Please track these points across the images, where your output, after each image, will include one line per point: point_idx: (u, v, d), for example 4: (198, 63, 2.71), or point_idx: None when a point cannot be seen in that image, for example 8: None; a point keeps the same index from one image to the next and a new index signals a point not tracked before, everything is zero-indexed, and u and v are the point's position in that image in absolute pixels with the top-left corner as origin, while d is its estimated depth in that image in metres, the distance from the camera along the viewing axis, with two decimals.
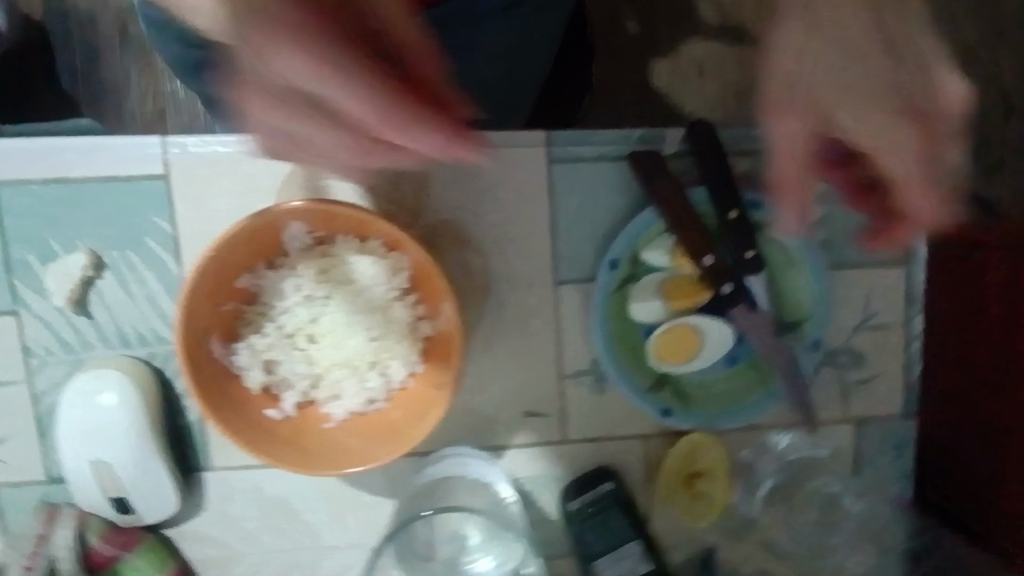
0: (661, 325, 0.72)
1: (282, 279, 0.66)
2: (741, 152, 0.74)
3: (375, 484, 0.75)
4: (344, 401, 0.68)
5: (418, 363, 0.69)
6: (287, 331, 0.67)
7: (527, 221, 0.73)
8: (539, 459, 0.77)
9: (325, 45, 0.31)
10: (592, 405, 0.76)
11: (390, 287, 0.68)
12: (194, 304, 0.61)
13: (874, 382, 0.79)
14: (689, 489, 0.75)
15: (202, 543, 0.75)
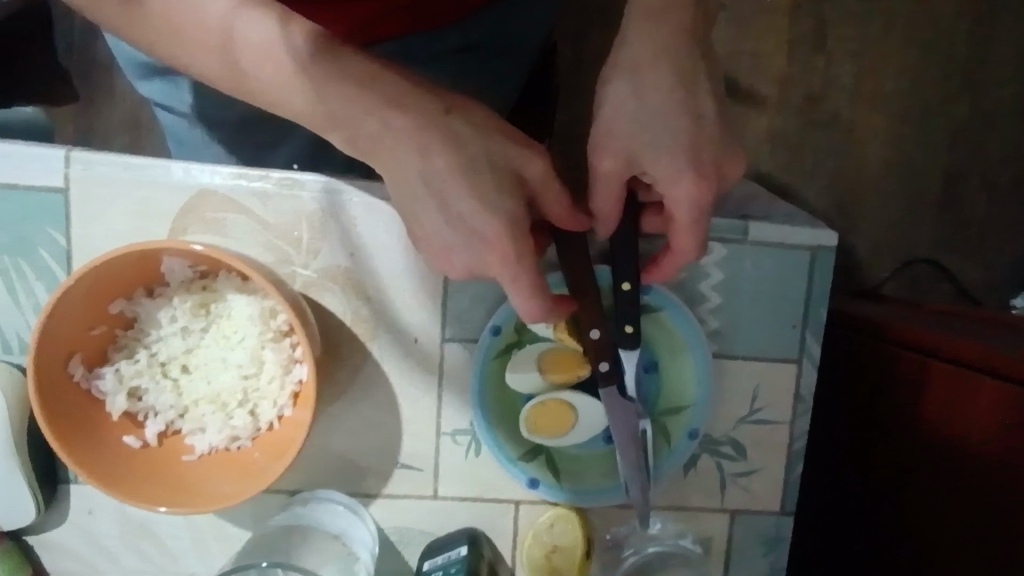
0: (537, 397, 0.72)
1: (157, 309, 0.66)
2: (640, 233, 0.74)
3: (240, 516, 0.75)
4: (207, 436, 0.68)
5: (287, 407, 0.68)
6: (159, 360, 0.67)
7: (421, 275, 0.73)
8: (409, 512, 0.76)
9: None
10: (467, 465, 0.76)
11: (265, 329, 0.67)
12: (54, 329, 0.61)
13: (754, 475, 0.78)
14: (547, 561, 0.75)
15: (61, 553, 0.75)
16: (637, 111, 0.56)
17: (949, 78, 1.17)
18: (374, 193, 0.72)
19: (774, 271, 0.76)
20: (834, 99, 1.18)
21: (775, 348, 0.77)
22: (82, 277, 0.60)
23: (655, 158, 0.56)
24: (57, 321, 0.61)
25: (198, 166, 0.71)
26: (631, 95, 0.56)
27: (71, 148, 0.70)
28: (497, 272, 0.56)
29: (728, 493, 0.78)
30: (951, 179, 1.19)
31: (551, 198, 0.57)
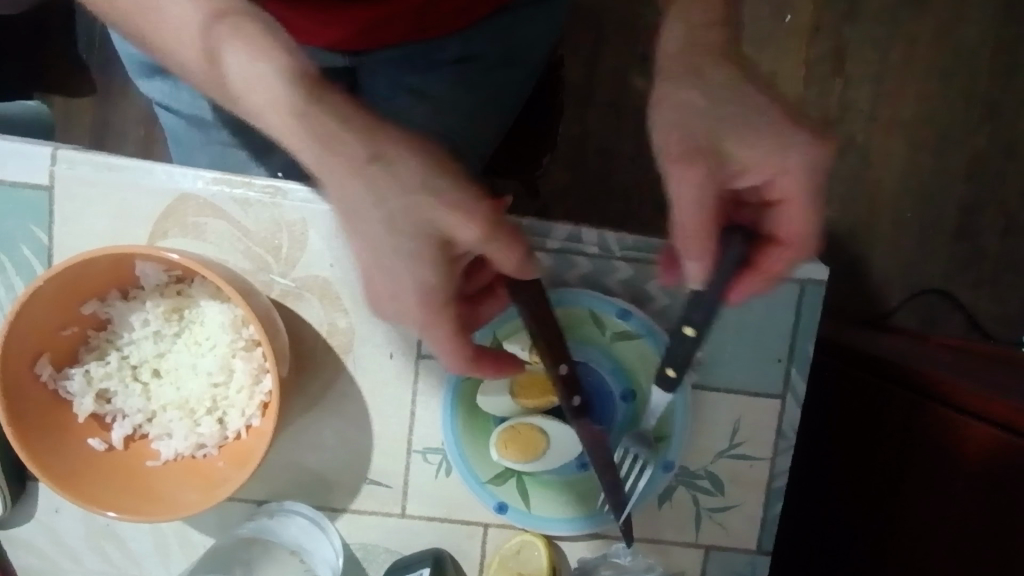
0: (509, 419, 0.71)
1: (129, 312, 0.66)
2: (623, 258, 0.72)
3: (206, 522, 0.75)
4: (172, 442, 0.67)
5: (254, 417, 0.67)
6: (130, 363, 0.67)
7: None
8: (374, 529, 0.75)
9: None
10: (436, 485, 0.75)
11: (235, 338, 0.67)
12: (20, 329, 0.61)
13: (730, 511, 0.76)
14: None
15: (27, 549, 0.75)
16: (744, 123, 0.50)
17: (971, 109, 1.14)
18: None
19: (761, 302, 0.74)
20: (850, 125, 1.15)
21: (759, 383, 0.75)
22: (48, 278, 0.60)
23: (746, 143, 0.50)
24: (19, 326, 0.61)
25: (178, 170, 0.71)
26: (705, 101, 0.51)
27: (57, 147, 0.71)
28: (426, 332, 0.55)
29: (703, 528, 0.76)
30: (968, 212, 1.16)
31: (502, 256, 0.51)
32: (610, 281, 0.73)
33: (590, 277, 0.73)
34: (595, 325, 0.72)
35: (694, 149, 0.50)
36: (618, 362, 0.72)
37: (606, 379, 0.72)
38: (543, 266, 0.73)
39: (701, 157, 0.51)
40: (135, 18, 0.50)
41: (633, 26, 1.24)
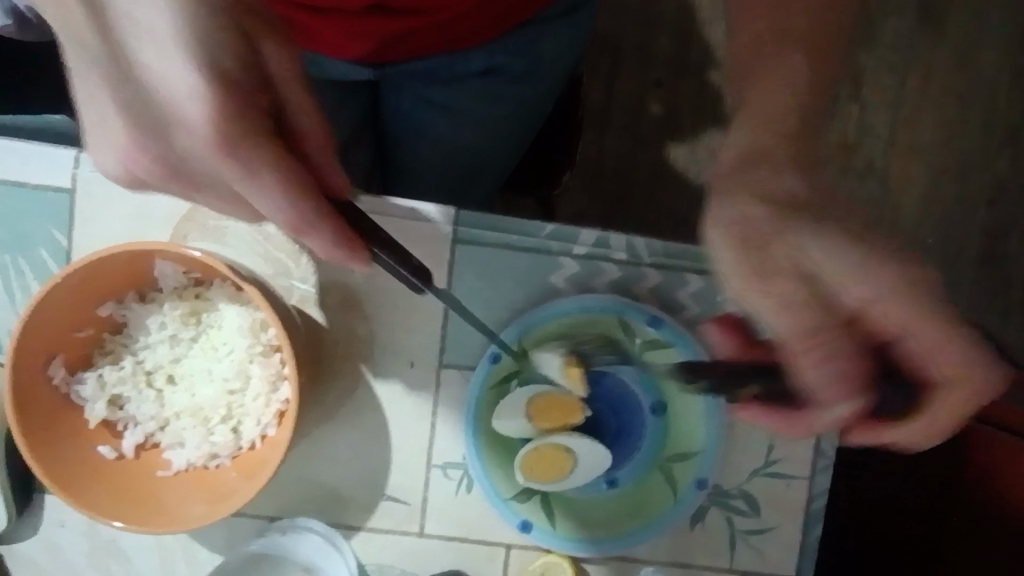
0: (530, 443, 0.68)
1: (146, 314, 0.64)
2: (655, 265, 0.70)
3: (215, 539, 0.71)
4: (185, 451, 0.65)
5: (270, 425, 0.65)
6: (144, 368, 0.65)
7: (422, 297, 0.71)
8: (390, 549, 0.72)
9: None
10: (457, 502, 0.71)
11: (254, 342, 0.65)
12: (29, 330, 0.59)
13: (766, 534, 0.72)
14: None
15: (28, 567, 0.72)
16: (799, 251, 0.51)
17: (994, 132, 1.20)
18: (378, 207, 0.69)
19: None
20: (869, 150, 1.20)
21: None
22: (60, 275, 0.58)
23: (775, 295, 0.52)
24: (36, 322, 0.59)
25: None
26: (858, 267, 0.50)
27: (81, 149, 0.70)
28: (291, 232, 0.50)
29: (737, 551, 0.72)
30: (991, 236, 1.20)
31: (296, 105, 0.49)
32: (640, 289, 0.70)
33: (619, 284, 0.70)
34: (624, 334, 0.69)
35: (777, 253, 0.51)
36: (647, 373, 0.69)
37: (635, 390, 0.69)
38: (571, 272, 0.70)
39: (765, 287, 0.52)
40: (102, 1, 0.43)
41: (652, 46, 1.24)
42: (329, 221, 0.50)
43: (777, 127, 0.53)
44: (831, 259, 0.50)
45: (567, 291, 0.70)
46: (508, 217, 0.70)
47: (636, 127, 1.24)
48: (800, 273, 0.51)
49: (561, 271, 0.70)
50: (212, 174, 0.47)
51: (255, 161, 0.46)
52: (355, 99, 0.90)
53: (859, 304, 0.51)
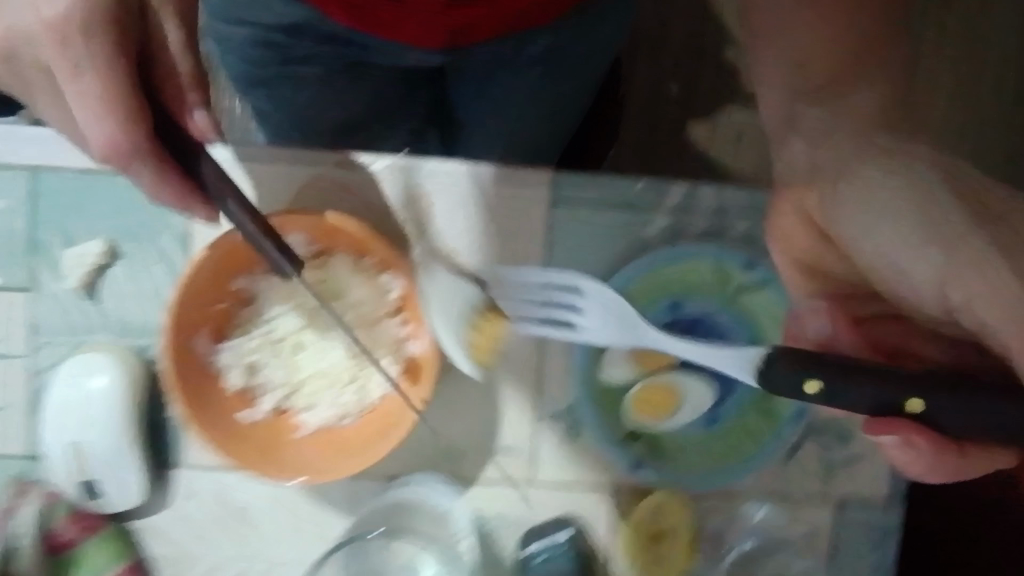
0: (636, 384, 0.73)
1: (276, 284, 0.69)
2: (740, 214, 0.74)
3: (339, 500, 0.75)
4: (318, 412, 0.70)
5: (396, 383, 0.70)
6: (276, 336, 0.69)
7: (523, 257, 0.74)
8: (507, 501, 0.74)
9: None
10: (566, 451, 0.74)
11: (379, 306, 0.70)
12: (185, 299, 0.65)
13: (859, 464, 0.76)
14: (650, 550, 0.74)
15: (159, 542, 0.74)
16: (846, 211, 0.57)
17: None
18: (480, 173, 0.73)
19: None
20: None
21: None
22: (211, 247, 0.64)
23: (870, 236, 0.55)
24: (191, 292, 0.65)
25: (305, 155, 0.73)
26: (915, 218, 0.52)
27: None
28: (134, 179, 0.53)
29: (832, 480, 0.76)
30: None
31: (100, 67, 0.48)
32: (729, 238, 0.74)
33: (709, 233, 0.74)
34: (718, 279, 0.73)
35: (843, 192, 0.57)
36: (742, 316, 0.73)
37: (732, 333, 0.73)
38: (663, 225, 0.75)
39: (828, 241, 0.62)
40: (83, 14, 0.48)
41: None
42: (145, 156, 0.51)
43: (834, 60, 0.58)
44: (882, 228, 0.54)
45: (659, 244, 0.75)
46: (601, 176, 0.75)
47: (662, 95, 1.16)
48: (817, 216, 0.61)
49: (654, 225, 0.75)
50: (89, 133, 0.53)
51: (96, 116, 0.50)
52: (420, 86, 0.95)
53: (922, 284, 0.52)
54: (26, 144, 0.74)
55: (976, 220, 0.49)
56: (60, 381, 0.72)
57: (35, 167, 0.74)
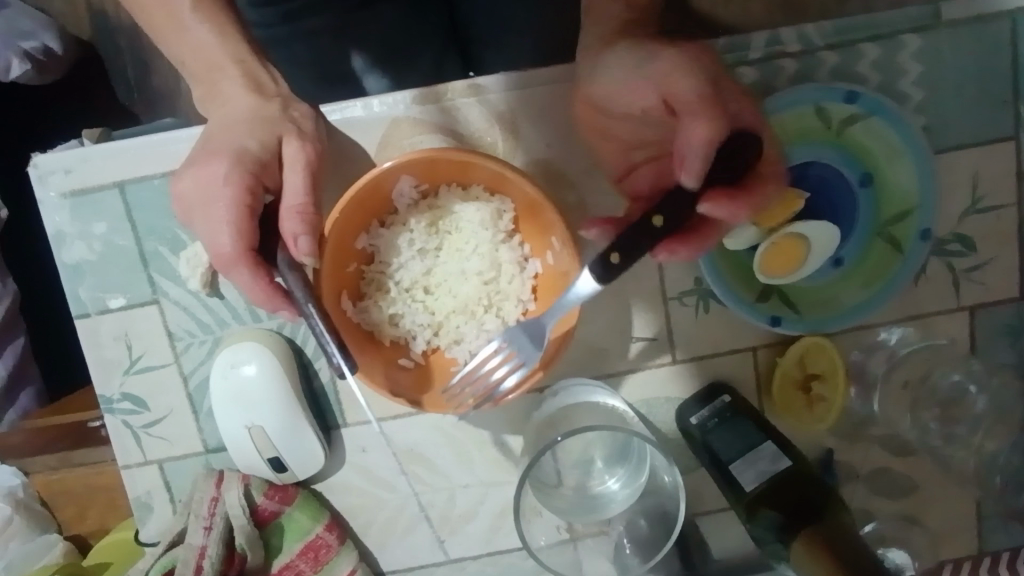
0: (764, 244, 0.71)
1: (394, 236, 0.70)
2: (830, 47, 0.72)
3: (497, 422, 0.79)
4: (466, 344, 0.71)
5: (530, 301, 0.71)
6: (403, 284, 0.71)
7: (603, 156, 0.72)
8: (654, 383, 0.79)
9: (246, 213, 0.60)
10: (699, 324, 0.78)
11: (496, 231, 0.70)
12: (326, 272, 0.66)
13: (985, 268, 0.77)
14: (806, 394, 0.78)
15: (347, 492, 0.81)
16: (604, 78, 0.67)
17: None
18: (556, 76, 0.72)
19: (975, 52, 0.72)
20: None
21: (990, 128, 0.74)
22: (337, 213, 0.64)
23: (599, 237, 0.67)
24: (325, 273, 0.66)
25: (387, 98, 0.72)
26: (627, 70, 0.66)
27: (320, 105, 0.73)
28: (275, 298, 0.61)
29: (962, 291, 0.77)
30: None
31: (227, 228, 0.59)
32: (822, 74, 0.72)
33: (801, 76, 0.73)
34: (821, 119, 0.72)
35: (595, 139, 0.72)
36: (848, 150, 0.73)
37: (840, 172, 0.73)
38: (752, 79, 0.72)
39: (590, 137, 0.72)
40: (237, 223, 0.59)
41: None
42: (242, 263, 0.60)
43: (589, 115, 0.71)
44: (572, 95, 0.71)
45: (753, 98, 0.73)
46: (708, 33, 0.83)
47: None
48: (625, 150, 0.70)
49: (742, 81, 0.72)
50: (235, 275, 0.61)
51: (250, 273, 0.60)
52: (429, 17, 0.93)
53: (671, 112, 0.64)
54: (100, 159, 0.73)
55: (605, 134, 0.71)
56: (214, 378, 0.75)
57: (117, 182, 0.74)
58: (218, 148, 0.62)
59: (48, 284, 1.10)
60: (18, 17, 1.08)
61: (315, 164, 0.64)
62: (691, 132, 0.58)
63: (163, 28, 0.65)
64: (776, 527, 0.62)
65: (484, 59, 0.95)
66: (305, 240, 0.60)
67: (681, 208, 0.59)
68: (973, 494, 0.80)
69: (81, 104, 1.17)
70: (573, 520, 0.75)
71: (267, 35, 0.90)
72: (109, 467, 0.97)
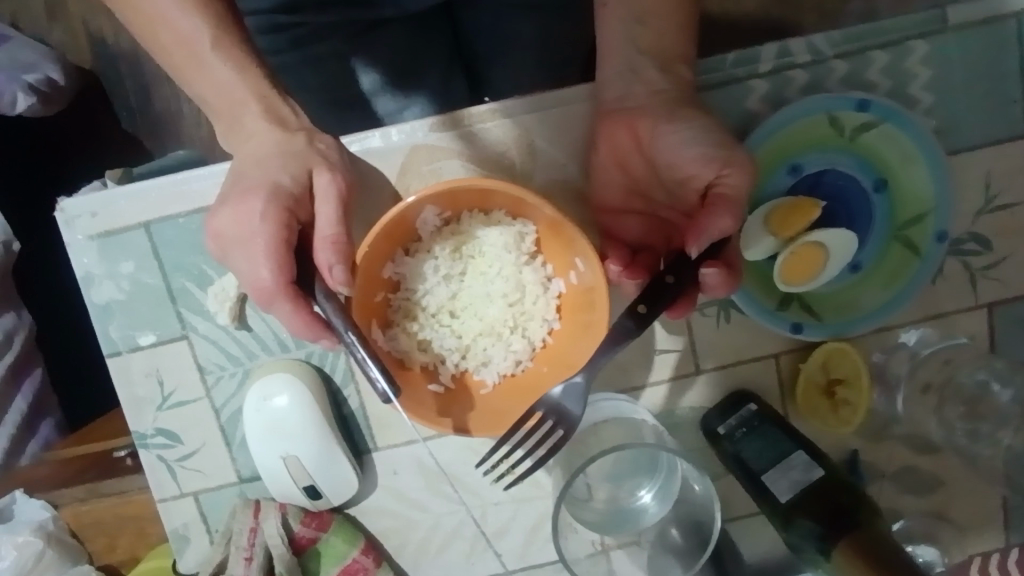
0: (783, 253, 0.72)
1: (419, 263, 0.71)
2: (840, 55, 0.73)
3: None
4: (494, 366, 0.73)
5: (555, 320, 0.73)
6: (430, 309, 0.72)
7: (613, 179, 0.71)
8: (679, 394, 0.80)
9: (285, 244, 0.61)
10: (720, 333, 0.79)
11: (519, 253, 0.71)
12: (357, 302, 0.67)
13: (1002, 265, 0.78)
14: (830, 398, 0.79)
15: (380, 514, 0.82)
16: (666, 139, 0.64)
17: None
18: (570, 98, 0.73)
19: (982, 53, 0.73)
20: None
21: (1000, 128, 0.75)
22: (366, 245, 0.65)
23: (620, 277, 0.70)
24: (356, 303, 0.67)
25: (405, 126, 0.73)
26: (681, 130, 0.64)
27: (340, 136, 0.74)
28: (314, 326, 0.62)
29: (980, 288, 0.78)
30: None
31: (267, 262, 0.60)
32: (832, 82, 0.74)
33: (812, 85, 0.74)
34: (834, 128, 0.73)
35: (616, 165, 0.70)
36: (862, 157, 0.74)
37: (855, 178, 0.74)
38: (763, 91, 0.73)
39: (608, 163, 0.70)
40: (275, 256, 0.60)
41: None
42: (282, 294, 0.61)
43: (616, 146, 0.69)
44: (612, 129, 0.69)
45: (766, 109, 0.74)
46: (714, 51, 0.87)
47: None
48: (642, 180, 0.69)
49: (754, 93, 0.73)
50: (276, 307, 0.62)
51: (288, 304, 0.61)
52: (434, 36, 0.93)
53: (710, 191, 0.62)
54: (124, 200, 0.74)
55: (627, 161, 0.69)
56: (247, 410, 0.76)
57: (143, 221, 0.75)
58: (250, 185, 0.64)
59: (69, 317, 1.11)
60: (18, 51, 1.09)
61: (346, 194, 0.66)
62: (717, 223, 0.59)
63: (186, 69, 0.66)
64: (815, 535, 0.63)
65: (492, 78, 0.98)
66: (341, 269, 0.61)
67: (688, 274, 0.61)
68: (999, 488, 0.81)
69: (87, 137, 1.19)
70: (610, 533, 0.76)
71: (277, 64, 0.91)
72: (138, 496, 0.97)
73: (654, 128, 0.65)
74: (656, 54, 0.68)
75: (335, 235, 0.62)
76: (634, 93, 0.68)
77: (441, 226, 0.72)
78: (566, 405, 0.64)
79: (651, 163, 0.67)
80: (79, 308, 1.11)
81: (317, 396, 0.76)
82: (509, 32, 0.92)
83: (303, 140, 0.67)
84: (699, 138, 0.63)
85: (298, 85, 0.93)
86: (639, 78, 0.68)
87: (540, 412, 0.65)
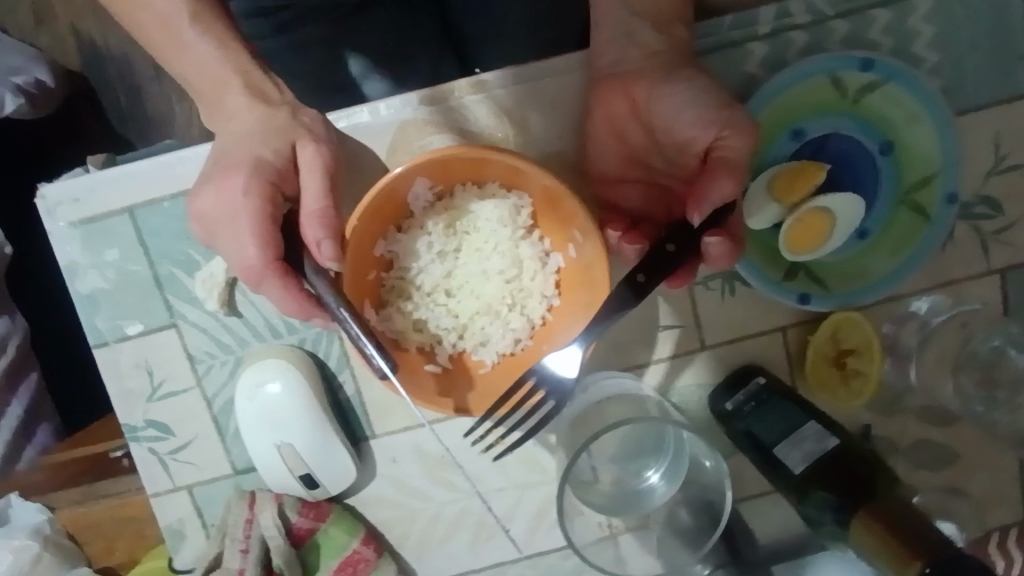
0: (789, 220, 0.70)
1: (412, 241, 0.69)
2: (840, 15, 0.71)
3: None
4: (493, 345, 0.70)
5: (554, 296, 0.70)
6: (424, 289, 0.69)
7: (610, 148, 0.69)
8: (685, 371, 0.77)
9: (269, 220, 0.59)
10: (725, 307, 0.76)
11: (516, 228, 0.69)
12: (349, 281, 0.65)
13: (1014, 228, 0.76)
14: (841, 369, 0.76)
15: (381, 504, 0.80)
16: (663, 102, 0.62)
17: None
18: (563, 66, 0.71)
19: (987, 8, 0.71)
20: None
21: (1009, 86, 0.72)
22: (355, 221, 0.63)
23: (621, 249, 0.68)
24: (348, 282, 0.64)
25: (393, 101, 0.71)
26: (680, 92, 0.61)
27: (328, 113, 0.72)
28: (304, 303, 0.60)
29: (992, 253, 0.76)
30: None
31: (252, 239, 0.59)
32: (833, 43, 0.71)
33: (812, 47, 0.71)
34: (836, 89, 0.70)
35: (613, 133, 0.68)
36: (865, 119, 0.72)
37: (860, 142, 0.72)
38: (763, 54, 0.71)
39: (605, 132, 0.68)
40: (260, 231, 0.58)
41: None
42: (270, 272, 0.59)
43: (612, 112, 0.67)
44: (607, 95, 0.66)
45: (765, 73, 0.71)
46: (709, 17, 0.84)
47: None
48: (640, 147, 0.67)
49: (753, 56, 0.71)
50: (264, 286, 0.60)
51: (276, 282, 0.59)
52: (423, 18, 0.90)
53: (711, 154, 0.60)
54: (107, 187, 0.72)
55: (624, 128, 0.67)
56: (240, 398, 0.74)
57: (127, 208, 0.73)
58: (234, 162, 0.62)
59: (59, 317, 1.09)
60: (7, 54, 1.07)
61: (332, 167, 0.63)
62: (720, 186, 0.57)
63: (163, 45, 0.63)
64: (832, 507, 0.61)
65: (482, 55, 0.92)
66: (329, 245, 0.58)
67: (689, 244, 0.58)
68: (1015, 458, 0.78)
69: (75, 138, 1.15)
70: (620, 516, 0.74)
71: (265, 50, 0.89)
72: (136, 496, 0.94)
73: (650, 90, 0.63)
74: (650, 17, 0.65)
75: (320, 210, 0.60)
76: (628, 57, 0.65)
77: (433, 202, 0.69)
78: (558, 376, 0.62)
79: (649, 128, 0.64)
80: (69, 306, 1.09)
81: (312, 382, 0.74)
82: (499, 10, 0.89)
83: (286, 114, 0.64)
84: (697, 100, 0.60)
85: (284, 69, 0.91)
86: (633, 41, 0.65)
87: (533, 380, 0.63)
